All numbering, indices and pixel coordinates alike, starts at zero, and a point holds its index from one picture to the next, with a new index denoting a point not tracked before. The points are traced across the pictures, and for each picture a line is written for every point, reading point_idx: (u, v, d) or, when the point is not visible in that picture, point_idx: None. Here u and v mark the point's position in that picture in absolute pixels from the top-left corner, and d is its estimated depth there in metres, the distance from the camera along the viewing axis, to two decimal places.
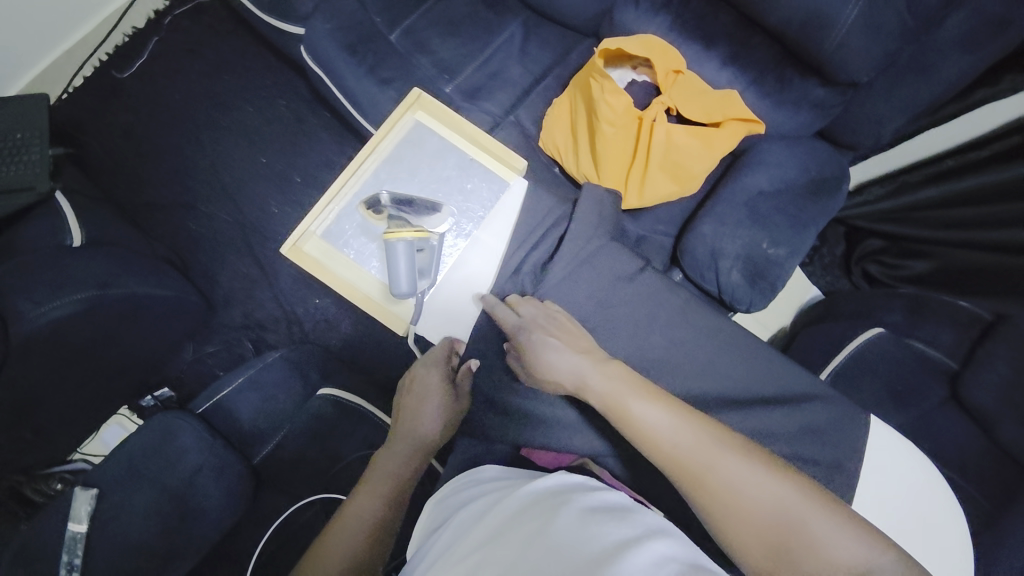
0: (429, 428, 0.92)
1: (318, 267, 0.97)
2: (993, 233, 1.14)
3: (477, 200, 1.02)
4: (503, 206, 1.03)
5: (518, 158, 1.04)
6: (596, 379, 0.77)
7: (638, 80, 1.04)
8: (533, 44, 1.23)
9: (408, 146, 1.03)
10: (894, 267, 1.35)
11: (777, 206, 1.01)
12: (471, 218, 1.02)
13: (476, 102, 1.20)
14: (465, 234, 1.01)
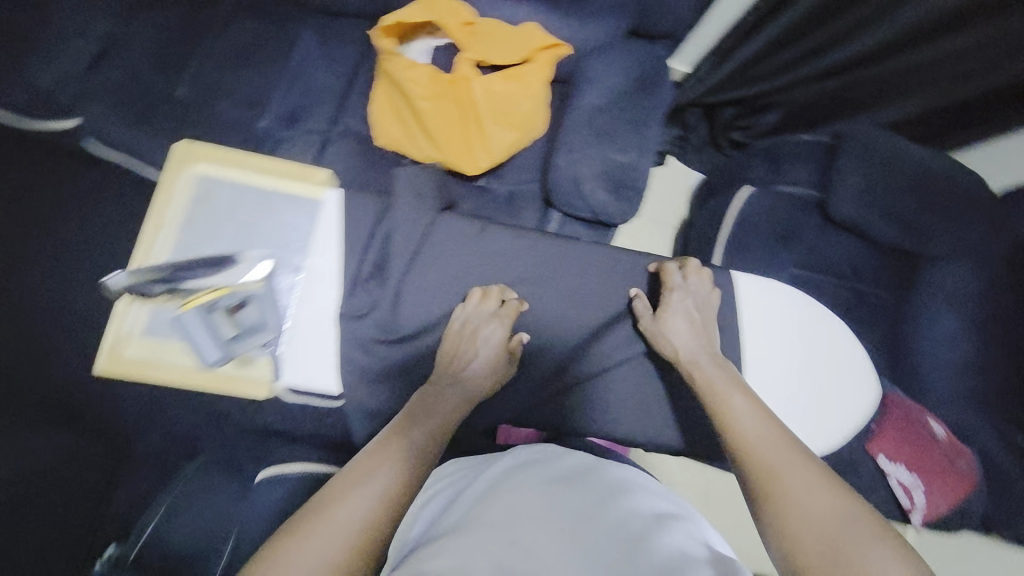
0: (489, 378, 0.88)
1: (147, 368, 0.88)
2: (825, 57, 1.27)
3: (290, 232, 0.96)
4: (324, 229, 0.96)
5: (316, 170, 0.99)
6: (708, 362, 0.87)
7: (439, 44, 1.00)
8: (333, 47, 1.16)
9: (197, 207, 0.94)
10: (750, 127, 1.50)
11: (614, 117, 1.03)
12: (294, 250, 0.95)
13: (299, 126, 1.11)
14: (294, 271, 0.94)
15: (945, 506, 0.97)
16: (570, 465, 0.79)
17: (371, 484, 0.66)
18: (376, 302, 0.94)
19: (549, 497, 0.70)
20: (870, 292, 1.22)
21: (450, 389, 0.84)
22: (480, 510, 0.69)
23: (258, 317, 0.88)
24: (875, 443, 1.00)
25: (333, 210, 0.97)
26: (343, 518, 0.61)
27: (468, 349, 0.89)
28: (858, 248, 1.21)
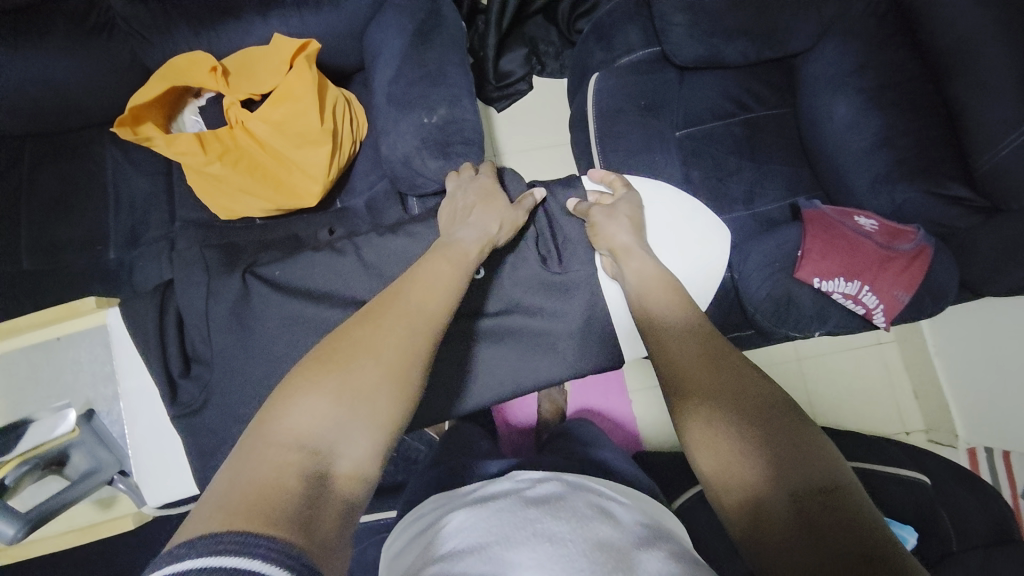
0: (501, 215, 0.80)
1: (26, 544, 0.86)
2: None
3: (94, 361, 0.84)
4: (119, 351, 0.82)
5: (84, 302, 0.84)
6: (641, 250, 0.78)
7: (206, 101, 0.96)
8: (138, 151, 1.12)
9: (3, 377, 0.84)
10: (591, 11, 1.42)
11: (408, 81, 0.97)
12: (106, 378, 0.84)
13: (143, 241, 1.10)
14: (111, 402, 0.83)
15: (904, 294, 0.92)
16: (541, 492, 0.68)
17: (420, 309, 0.64)
18: (203, 390, 0.79)
19: (538, 514, 0.61)
20: (761, 117, 1.17)
21: (466, 235, 0.75)
22: (456, 541, 0.60)
23: (91, 461, 0.78)
24: (804, 269, 0.93)
25: (122, 328, 0.82)
26: (397, 339, 0.59)
27: (471, 209, 0.80)
28: (726, 78, 1.16)
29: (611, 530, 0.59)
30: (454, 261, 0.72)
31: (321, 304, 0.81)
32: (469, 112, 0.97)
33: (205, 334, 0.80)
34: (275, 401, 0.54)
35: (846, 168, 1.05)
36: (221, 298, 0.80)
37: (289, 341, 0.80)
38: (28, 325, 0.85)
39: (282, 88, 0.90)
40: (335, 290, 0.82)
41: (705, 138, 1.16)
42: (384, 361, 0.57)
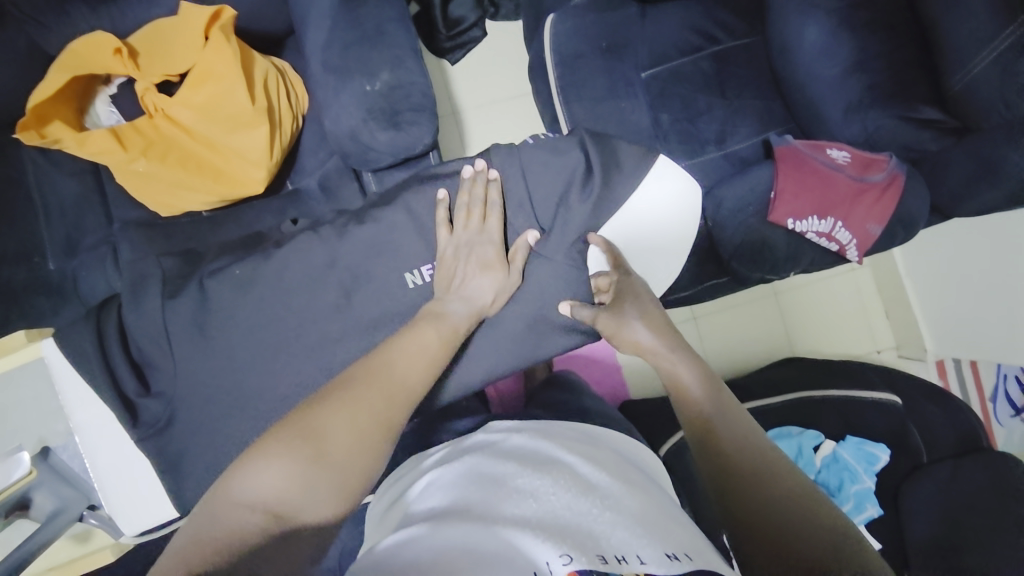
0: (506, 280, 0.77)
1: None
2: None
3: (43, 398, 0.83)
4: (60, 380, 0.77)
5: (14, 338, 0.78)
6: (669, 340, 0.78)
7: (118, 88, 0.86)
8: (59, 149, 1.02)
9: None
10: None
11: (344, 44, 0.88)
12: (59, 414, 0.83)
13: (83, 249, 1.02)
14: (67, 436, 0.83)
15: (876, 227, 0.91)
16: (523, 444, 0.70)
17: (399, 374, 0.64)
18: (169, 406, 0.76)
19: (513, 464, 0.65)
20: (730, 48, 1.10)
21: (458, 307, 0.73)
22: (443, 496, 0.62)
23: (56, 500, 0.79)
24: (777, 211, 0.91)
25: (61, 359, 0.77)
26: (372, 406, 0.60)
27: (468, 278, 0.76)
28: (692, 10, 1.08)
29: (596, 474, 0.62)
30: (442, 331, 0.71)
31: (283, 304, 0.77)
32: (415, 73, 0.89)
33: (163, 346, 0.76)
34: (245, 459, 0.55)
35: (818, 98, 1.00)
36: (171, 310, 0.76)
37: (253, 346, 0.76)
38: None
39: (202, 67, 0.81)
40: (293, 286, 0.77)
41: (672, 77, 1.09)
42: (350, 428, 0.58)
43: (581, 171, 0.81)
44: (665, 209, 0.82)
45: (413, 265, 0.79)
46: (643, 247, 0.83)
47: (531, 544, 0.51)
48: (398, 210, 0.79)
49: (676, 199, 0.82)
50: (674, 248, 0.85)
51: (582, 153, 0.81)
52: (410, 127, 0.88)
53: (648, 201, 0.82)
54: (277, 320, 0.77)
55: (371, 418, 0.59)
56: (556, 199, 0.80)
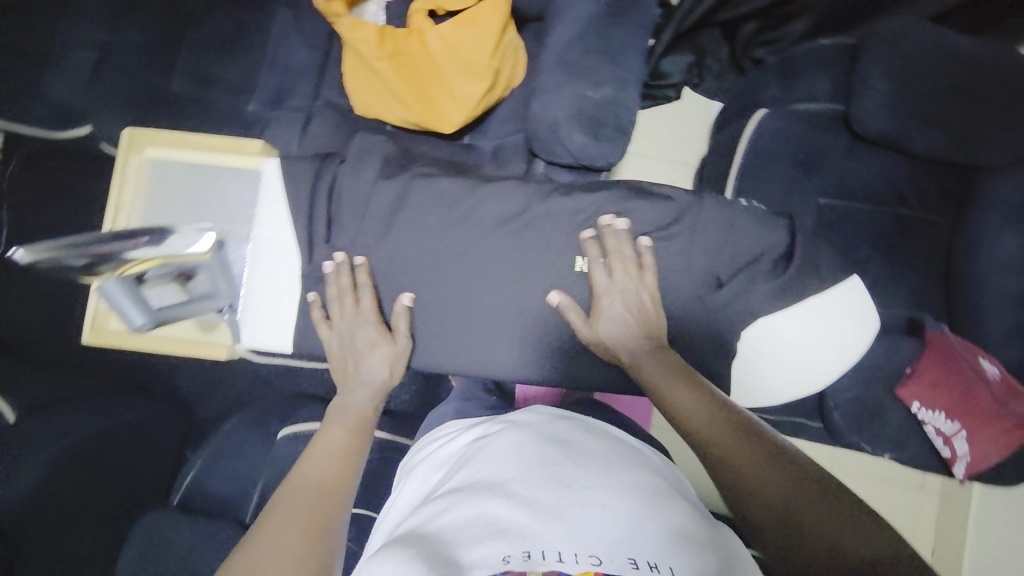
0: (398, 344, 0.81)
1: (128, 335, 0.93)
2: None
3: (235, 200, 0.90)
4: (273, 196, 0.88)
5: (252, 143, 0.90)
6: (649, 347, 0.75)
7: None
8: (306, 19, 1.14)
9: (151, 182, 0.92)
10: (775, 42, 1.31)
11: (586, 50, 0.95)
12: (242, 220, 0.89)
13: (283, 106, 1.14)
14: (241, 241, 0.87)
15: (995, 459, 0.86)
16: (569, 432, 0.70)
17: (321, 477, 0.68)
18: (311, 263, 0.84)
19: (543, 447, 0.65)
20: (916, 216, 1.09)
21: (359, 393, 0.80)
22: (476, 465, 0.64)
23: (212, 286, 0.82)
24: (906, 389, 0.91)
25: (279, 180, 0.88)
26: (297, 517, 0.62)
27: (360, 359, 0.81)
28: (896, 166, 1.08)
29: (641, 478, 0.61)
30: (349, 425, 0.77)
31: (430, 231, 0.82)
32: (631, 100, 0.95)
33: (317, 215, 0.84)
34: None
35: (982, 304, 0.99)
36: (344, 189, 0.84)
37: (390, 253, 0.82)
38: (198, 146, 0.92)
39: (469, 14, 0.91)
40: (445, 222, 0.83)
41: (847, 215, 1.10)
42: (280, 547, 0.58)
43: (776, 254, 0.79)
44: (845, 332, 0.80)
45: (586, 253, 0.81)
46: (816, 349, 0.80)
47: (556, 530, 0.52)
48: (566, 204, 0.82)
49: (856, 321, 0.80)
50: (835, 363, 0.81)
51: (782, 239, 0.80)
52: (604, 143, 0.94)
53: (812, 309, 0.79)
54: (421, 243, 0.82)
55: (297, 526, 0.60)
56: (737, 261, 0.79)
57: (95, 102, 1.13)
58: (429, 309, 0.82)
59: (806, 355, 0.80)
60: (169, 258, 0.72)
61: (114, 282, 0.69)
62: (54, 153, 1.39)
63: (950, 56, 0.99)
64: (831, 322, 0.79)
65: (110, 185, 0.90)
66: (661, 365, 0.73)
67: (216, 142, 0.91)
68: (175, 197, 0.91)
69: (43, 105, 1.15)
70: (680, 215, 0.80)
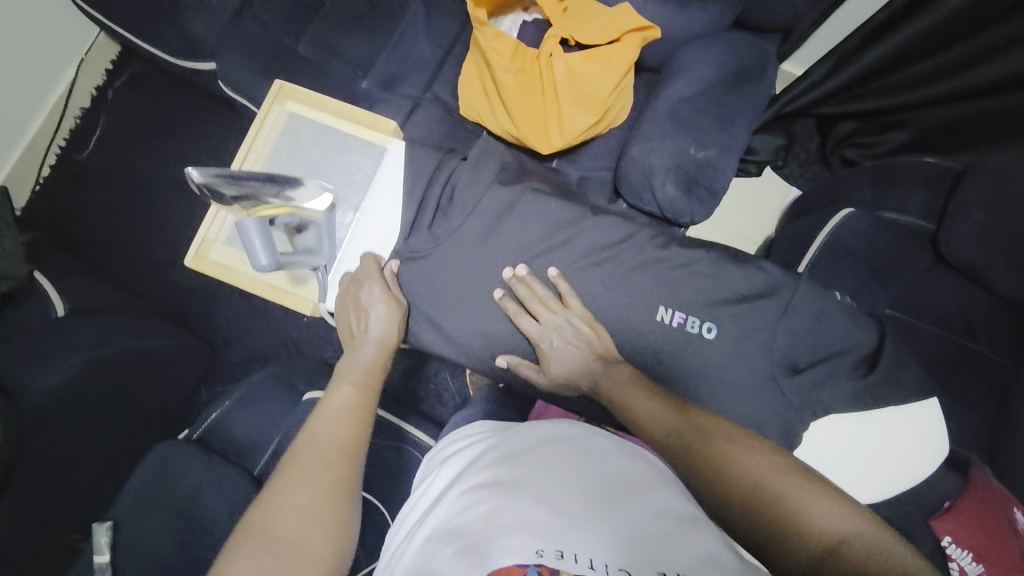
0: (400, 304, 0.83)
1: (226, 267, 0.94)
2: (958, 79, 1.13)
3: (352, 169, 0.95)
4: (389, 174, 0.93)
5: (388, 122, 0.97)
6: (603, 373, 0.78)
7: (531, 19, 1.03)
8: (436, 17, 1.20)
9: (282, 133, 0.97)
10: (870, 146, 1.30)
11: (698, 110, 0.97)
12: (356, 188, 0.94)
13: (393, 90, 1.18)
14: (350, 209, 0.93)
15: None
16: (606, 448, 0.66)
17: (334, 433, 0.73)
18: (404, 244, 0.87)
19: (572, 460, 0.63)
20: (979, 351, 1.07)
21: (365, 351, 0.81)
22: (506, 462, 0.62)
23: (317, 244, 0.88)
24: (942, 523, 0.86)
25: (399, 159, 0.93)
26: (315, 473, 0.68)
27: (364, 313, 0.83)
28: (969, 297, 1.08)
29: (676, 505, 0.58)
30: (358, 382, 0.79)
31: (517, 244, 0.85)
32: (729, 169, 0.97)
33: (413, 201, 0.87)
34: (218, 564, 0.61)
35: None
36: (447, 185, 0.88)
37: (477, 253, 0.85)
38: (336, 112, 0.99)
39: (600, 51, 0.94)
40: (531, 242, 0.85)
41: (907, 332, 1.09)
42: (302, 502, 0.66)
43: (848, 355, 0.79)
44: (905, 449, 0.79)
45: (671, 305, 0.81)
46: (872, 456, 0.79)
47: (586, 542, 0.51)
48: (654, 252, 0.83)
49: (920, 442, 0.79)
50: (888, 478, 0.79)
51: (853, 340, 0.79)
52: (695, 200, 0.96)
53: (881, 420, 0.79)
54: (506, 251, 0.85)
55: (315, 480, 0.68)
56: (821, 350, 0.79)
57: (223, 44, 1.20)
58: (498, 317, 0.84)
59: (861, 461, 0.80)
60: (292, 207, 0.83)
61: (252, 220, 0.77)
62: (165, 80, 1.47)
63: None
64: (892, 432, 0.79)
65: (249, 128, 0.97)
66: (619, 383, 0.75)
67: (353, 114, 0.98)
68: (300, 151, 0.96)
69: (175, 34, 1.22)
70: (769, 291, 0.80)
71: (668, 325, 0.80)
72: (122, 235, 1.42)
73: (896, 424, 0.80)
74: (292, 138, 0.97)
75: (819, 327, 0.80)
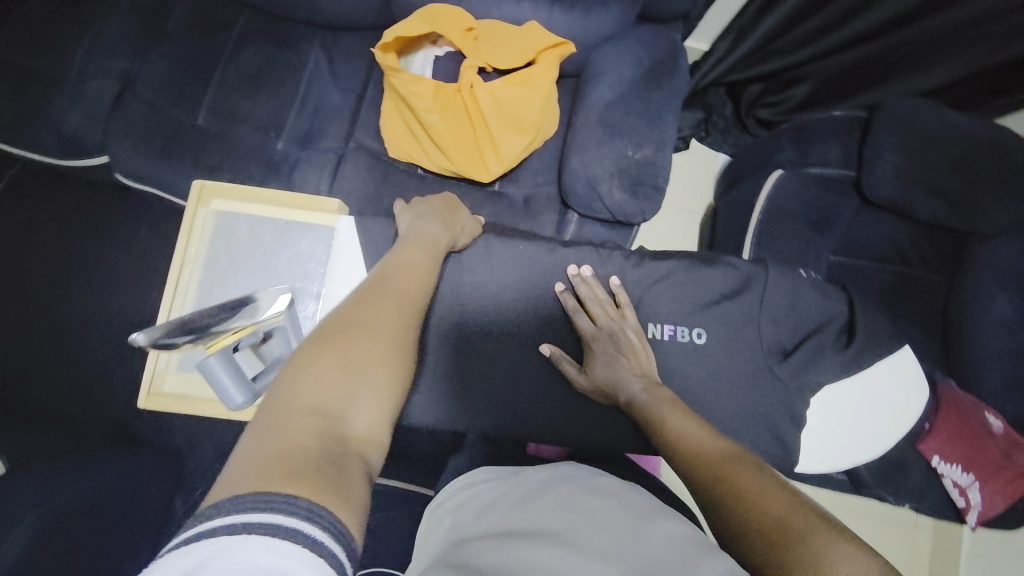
0: (467, 220, 0.86)
1: (187, 398, 0.87)
2: (843, 31, 1.22)
3: (302, 256, 0.90)
4: (343, 254, 0.89)
5: (327, 201, 0.92)
6: (645, 383, 0.76)
7: (443, 52, 1.00)
8: (341, 64, 1.14)
9: (214, 236, 0.91)
10: (778, 104, 1.36)
11: (625, 111, 0.99)
12: (312, 276, 0.89)
13: (313, 147, 1.11)
14: (311, 299, 0.88)
15: (1003, 505, 0.93)
16: (612, 486, 0.63)
17: (401, 286, 0.66)
18: None
19: (583, 496, 0.60)
20: (916, 275, 1.17)
21: (431, 226, 0.80)
22: (517, 517, 0.57)
23: (285, 350, 0.80)
24: (928, 444, 0.94)
25: (349, 235, 0.90)
26: (386, 310, 0.61)
27: (435, 205, 0.84)
28: (898, 228, 1.17)
29: (692, 529, 0.53)
30: (424, 247, 0.76)
31: (502, 295, 0.86)
32: (667, 161, 0.99)
33: None
34: (282, 373, 0.52)
35: (981, 359, 1.06)
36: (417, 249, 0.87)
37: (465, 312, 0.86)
38: (268, 202, 0.93)
39: (521, 73, 0.94)
40: (512, 289, 0.87)
41: (852, 273, 1.18)
42: (374, 327, 0.58)
43: (822, 323, 0.85)
44: (886, 404, 0.85)
45: (659, 320, 0.84)
46: (863, 417, 0.84)
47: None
48: (630, 268, 0.87)
49: (897, 392, 0.86)
50: (886, 429, 0.85)
51: (822, 307, 0.85)
52: (644, 199, 0.97)
53: (867, 380, 0.85)
54: (495, 303, 0.86)
55: (389, 310, 0.61)
56: (803, 329, 0.84)
57: (112, 135, 1.08)
58: (497, 370, 0.84)
59: (857, 421, 0.85)
60: (253, 326, 0.73)
61: (214, 357, 0.71)
62: (49, 182, 1.32)
63: (948, 132, 1.09)
64: (876, 394, 0.85)
65: (178, 240, 0.90)
66: (665, 395, 0.74)
67: (287, 199, 0.92)
68: (241, 251, 0.90)
69: (51, 133, 1.09)
70: (747, 285, 0.85)
71: (660, 340, 0.84)
72: (37, 364, 1.25)
73: (877, 384, 0.85)
74: (227, 240, 0.91)
75: (792, 303, 0.85)
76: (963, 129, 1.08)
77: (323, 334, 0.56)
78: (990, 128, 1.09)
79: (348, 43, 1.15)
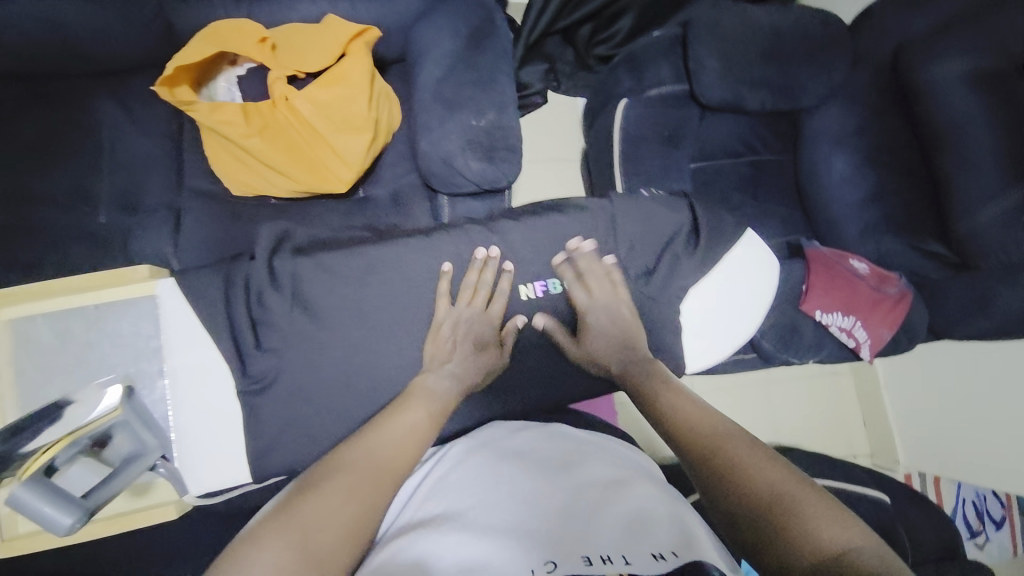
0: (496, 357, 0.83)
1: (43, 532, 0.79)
2: None
3: (136, 338, 0.82)
4: (170, 322, 0.81)
5: (133, 270, 0.83)
6: (636, 358, 0.82)
7: (245, 70, 0.94)
8: (143, 111, 1.02)
9: (18, 347, 0.80)
10: (609, 39, 1.40)
11: (458, 83, 0.97)
12: (150, 355, 0.81)
13: (141, 209, 0.99)
14: (154, 379, 0.81)
15: (887, 332, 1.06)
16: (524, 444, 0.70)
17: (386, 455, 0.66)
18: (277, 370, 0.81)
19: (497, 461, 0.66)
20: (766, 159, 1.28)
21: (440, 382, 0.78)
22: (456, 496, 0.61)
23: (134, 445, 0.72)
24: (807, 301, 1.06)
25: (175, 300, 0.82)
26: (360, 482, 0.62)
27: (452, 353, 0.80)
28: (740, 122, 1.26)
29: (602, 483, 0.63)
30: (430, 411, 0.74)
31: (382, 305, 0.83)
32: (514, 121, 0.99)
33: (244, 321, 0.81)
34: (235, 552, 0.53)
35: (838, 215, 1.19)
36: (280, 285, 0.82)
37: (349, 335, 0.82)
38: (67, 289, 0.82)
39: (331, 72, 0.89)
40: (391, 294, 0.83)
41: (715, 173, 1.26)
42: (341, 508, 0.59)
43: (681, 230, 0.91)
44: (742, 286, 0.92)
45: (526, 280, 0.87)
46: (726, 303, 0.91)
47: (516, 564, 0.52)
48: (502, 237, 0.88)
49: (749, 268, 0.92)
50: (752, 305, 0.92)
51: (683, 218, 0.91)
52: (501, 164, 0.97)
53: (726, 269, 0.91)
54: (377, 315, 0.83)
55: (364, 482, 0.62)
56: (658, 244, 0.90)
57: None
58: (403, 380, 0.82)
59: (725, 309, 0.92)
60: (72, 436, 0.64)
61: (24, 489, 0.63)
62: None
63: (754, 25, 1.17)
64: (732, 279, 0.91)
65: None
66: (657, 371, 0.80)
67: (89, 282, 0.82)
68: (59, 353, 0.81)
69: None
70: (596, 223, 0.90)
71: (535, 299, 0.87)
72: None
73: (731, 270, 0.92)
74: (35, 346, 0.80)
75: (644, 223, 0.90)
76: (764, 19, 1.18)
77: (287, 512, 0.57)
78: (786, 12, 1.19)
79: (143, 86, 1.03)
